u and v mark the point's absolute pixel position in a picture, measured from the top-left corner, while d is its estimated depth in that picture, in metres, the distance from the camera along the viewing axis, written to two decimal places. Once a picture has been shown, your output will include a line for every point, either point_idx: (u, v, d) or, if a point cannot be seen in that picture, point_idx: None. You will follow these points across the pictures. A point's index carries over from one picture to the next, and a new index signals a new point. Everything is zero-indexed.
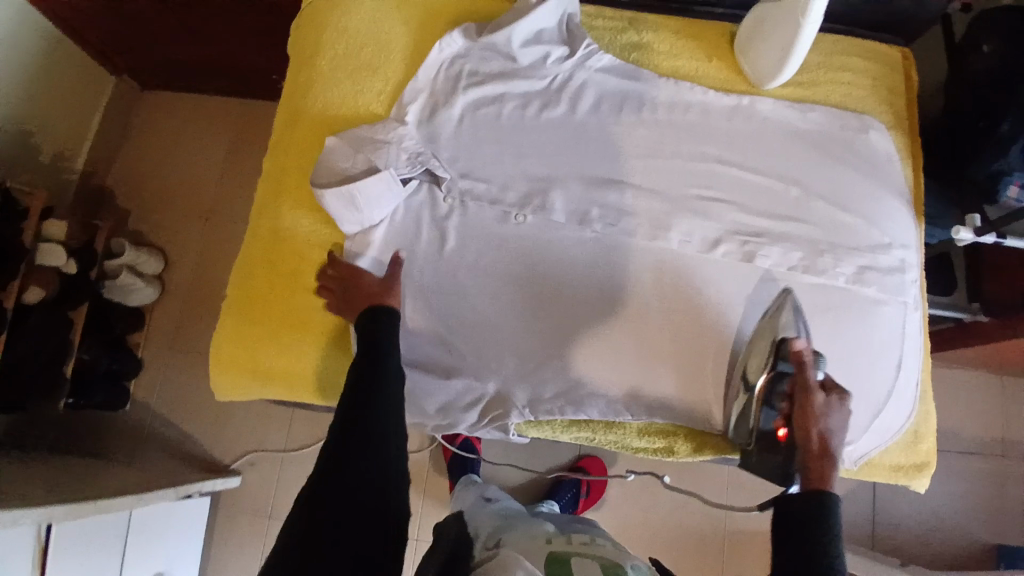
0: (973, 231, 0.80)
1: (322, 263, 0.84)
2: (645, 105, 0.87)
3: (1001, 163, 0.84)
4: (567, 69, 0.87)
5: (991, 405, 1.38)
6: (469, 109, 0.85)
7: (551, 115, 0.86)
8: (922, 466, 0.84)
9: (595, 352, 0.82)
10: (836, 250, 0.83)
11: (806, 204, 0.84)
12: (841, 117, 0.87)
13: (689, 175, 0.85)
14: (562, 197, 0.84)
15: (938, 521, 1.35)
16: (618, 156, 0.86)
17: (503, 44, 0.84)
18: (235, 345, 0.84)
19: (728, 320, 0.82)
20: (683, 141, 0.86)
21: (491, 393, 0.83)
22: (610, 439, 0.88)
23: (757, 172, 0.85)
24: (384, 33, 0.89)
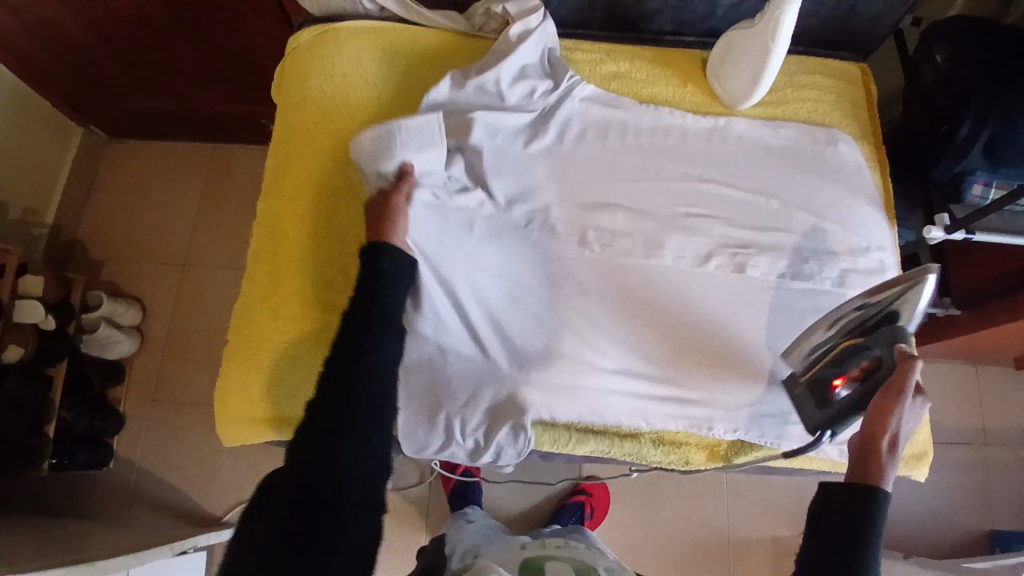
0: (943, 230, 0.87)
1: (325, 302, 0.84)
2: (628, 130, 0.91)
3: (964, 164, 0.90)
4: (551, 100, 0.90)
5: (968, 396, 1.44)
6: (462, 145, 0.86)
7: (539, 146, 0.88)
8: (920, 456, 0.88)
9: (608, 362, 0.83)
10: (820, 257, 0.88)
11: (788, 216, 0.89)
12: (812, 132, 0.92)
13: (674, 196, 0.89)
14: (560, 220, 0.87)
15: (931, 512, 1.39)
16: (608, 180, 0.89)
17: (493, 83, 0.86)
18: (238, 393, 0.82)
19: (728, 328, 0.86)
20: (666, 163, 0.90)
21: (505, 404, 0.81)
22: (625, 450, 0.86)
23: (738, 189, 0.90)
24: (371, 75, 0.92)
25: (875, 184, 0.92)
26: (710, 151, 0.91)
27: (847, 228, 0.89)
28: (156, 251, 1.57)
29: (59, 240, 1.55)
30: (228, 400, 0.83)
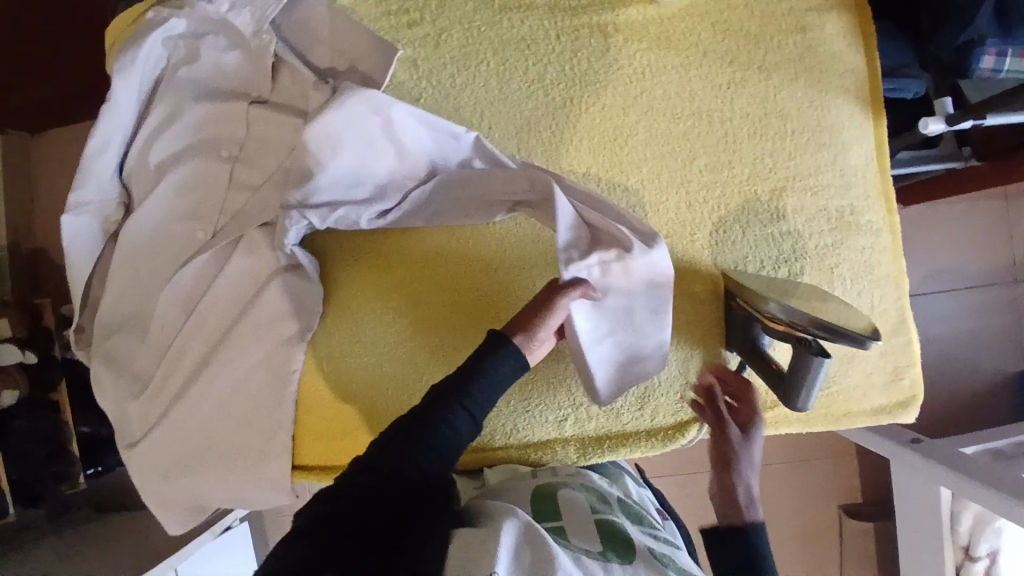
0: (943, 122, 0.73)
1: (178, 359, 0.79)
2: (529, 59, 0.74)
3: (969, 33, 0.70)
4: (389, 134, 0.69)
5: (997, 231, 1.27)
6: (161, 129, 0.78)
7: (156, 123, 0.77)
8: (905, 402, 0.75)
9: (240, 398, 0.77)
10: (793, 188, 0.73)
11: (741, 139, 0.73)
12: (774, 12, 0.72)
13: (591, 143, 0.74)
14: (278, 323, 0.77)
15: (949, 362, 1.28)
16: (493, 127, 0.75)
17: (127, 80, 0.73)
18: (305, 440, 0.80)
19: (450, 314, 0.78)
20: (580, 95, 0.74)
21: (213, 457, 0.79)
22: (515, 451, 0.77)
23: (666, 121, 0.73)
24: (179, 66, 0.76)
25: (859, 64, 0.73)
26: (628, 71, 0.73)
27: (818, 140, 0.73)
28: None
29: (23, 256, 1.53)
30: (136, 456, 0.81)
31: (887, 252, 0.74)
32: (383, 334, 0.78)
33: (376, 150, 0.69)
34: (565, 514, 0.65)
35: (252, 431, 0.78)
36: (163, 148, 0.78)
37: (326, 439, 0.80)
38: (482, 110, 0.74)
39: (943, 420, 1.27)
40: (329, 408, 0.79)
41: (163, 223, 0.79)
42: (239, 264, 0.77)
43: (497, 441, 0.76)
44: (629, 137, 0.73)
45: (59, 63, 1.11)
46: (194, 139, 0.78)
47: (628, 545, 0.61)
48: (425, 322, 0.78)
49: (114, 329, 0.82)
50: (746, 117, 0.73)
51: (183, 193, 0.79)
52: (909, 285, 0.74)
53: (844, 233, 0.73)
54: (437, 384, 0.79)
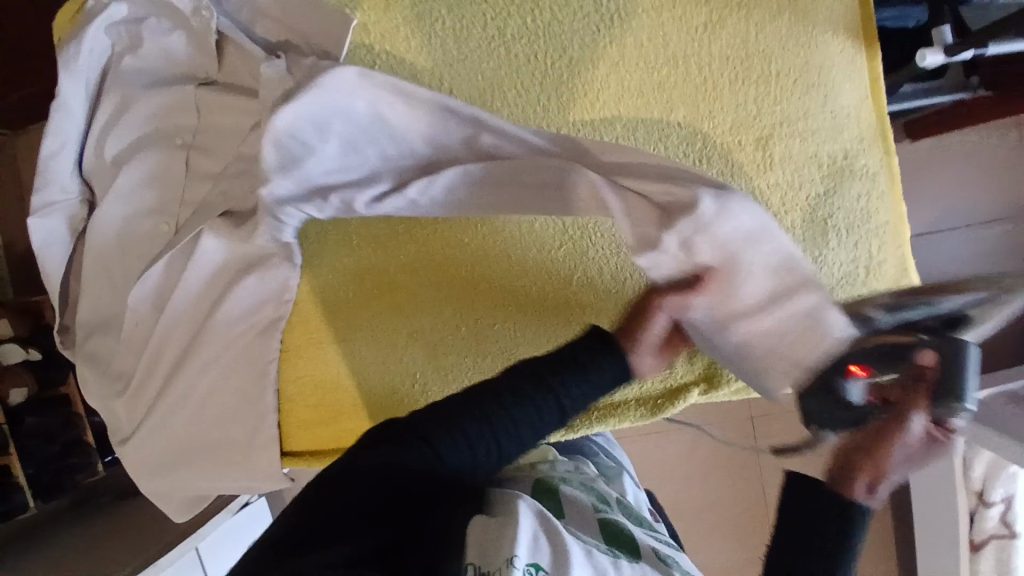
0: (942, 54, 0.67)
1: (155, 359, 0.77)
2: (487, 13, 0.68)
3: None
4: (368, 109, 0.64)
5: (1014, 161, 1.19)
6: (114, 122, 0.75)
7: (109, 117, 0.74)
8: None
9: (221, 394, 0.76)
10: (778, 136, 0.68)
11: (721, 86, 0.67)
12: None
13: (560, 102, 0.69)
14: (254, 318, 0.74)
15: None
16: (454, 93, 0.70)
17: (74, 75, 0.71)
18: (295, 427, 0.80)
19: (433, 298, 0.76)
20: (544, 50, 0.68)
21: (202, 453, 0.78)
22: None
23: (639, 72, 0.67)
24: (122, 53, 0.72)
25: None
26: (594, 18, 0.67)
27: (804, 82, 0.67)
28: None
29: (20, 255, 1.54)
30: (128, 455, 0.81)
31: (882, 197, 0.70)
32: (361, 317, 0.76)
33: (353, 129, 0.65)
34: (570, 513, 0.66)
35: (238, 424, 0.77)
36: (119, 143, 0.75)
37: (315, 423, 0.80)
38: (441, 73, 0.70)
39: None
40: (316, 393, 0.78)
41: (126, 220, 0.76)
42: (200, 262, 0.72)
43: None
44: (599, 93, 0.68)
45: (20, 56, 1.07)
46: (147, 129, 0.75)
47: (633, 546, 0.61)
48: (406, 307, 0.76)
49: (94, 329, 0.81)
50: (725, 61, 0.67)
51: (144, 188, 0.76)
52: (909, 230, 0.71)
53: (835, 180, 0.69)
54: (418, 366, 0.78)
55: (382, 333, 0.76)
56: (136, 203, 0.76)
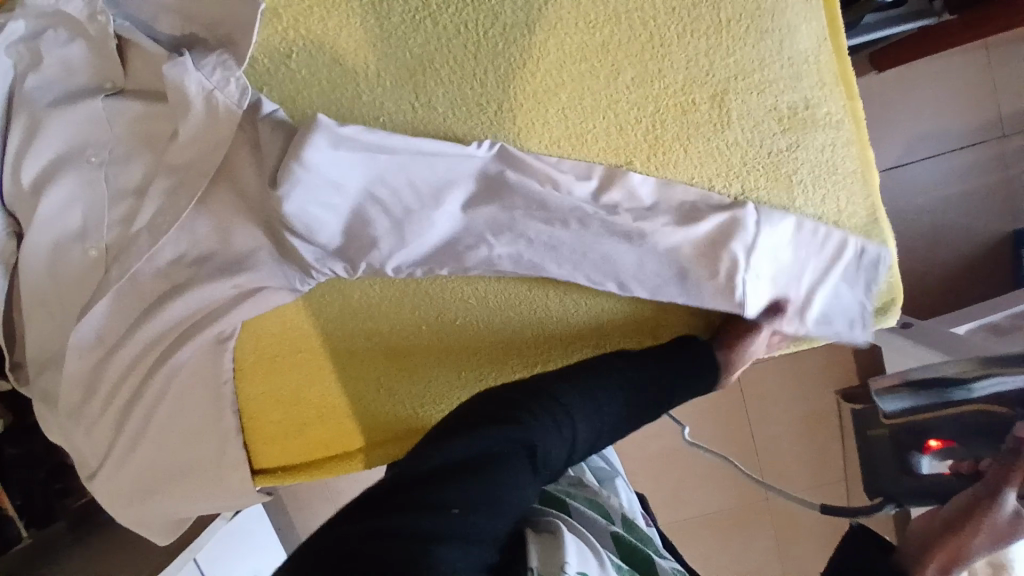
0: None
1: (105, 398, 0.72)
2: None
3: None
4: (337, 163, 0.60)
5: (982, 83, 1.16)
6: (24, 145, 0.69)
7: (19, 139, 0.69)
8: (888, 307, 0.75)
9: (187, 419, 0.73)
10: (737, 89, 0.63)
11: (670, 40, 0.62)
12: None
13: (499, 75, 0.63)
14: (201, 339, 0.69)
15: (944, 233, 1.20)
16: (385, 77, 0.64)
17: None
18: (277, 445, 0.78)
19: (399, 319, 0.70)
20: (476, 20, 0.62)
21: (176, 479, 0.76)
22: None
23: (579, 34, 0.62)
24: (28, 69, 0.68)
25: None
26: None
27: (760, 27, 0.61)
28: None
29: None
30: (100, 490, 0.78)
31: (848, 146, 0.67)
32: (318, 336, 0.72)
33: (325, 184, 0.60)
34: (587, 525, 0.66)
35: (208, 444, 0.74)
36: (33, 168, 0.69)
37: (297, 439, 0.78)
38: (367, 57, 0.64)
39: (941, 293, 1.21)
40: (292, 410, 0.76)
41: (53, 250, 0.70)
42: (135, 286, 0.67)
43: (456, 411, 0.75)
44: (538, 61, 0.63)
45: None
46: (59, 149, 0.68)
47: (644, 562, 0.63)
48: (374, 328, 0.71)
49: (44, 365, 0.77)
50: (672, 12, 0.61)
51: (63, 215, 0.69)
52: (877, 175, 0.69)
53: (798, 130, 0.65)
54: (381, 374, 0.73)
55: (342, 351, 0.72)
56: (57, 231, 0.70)
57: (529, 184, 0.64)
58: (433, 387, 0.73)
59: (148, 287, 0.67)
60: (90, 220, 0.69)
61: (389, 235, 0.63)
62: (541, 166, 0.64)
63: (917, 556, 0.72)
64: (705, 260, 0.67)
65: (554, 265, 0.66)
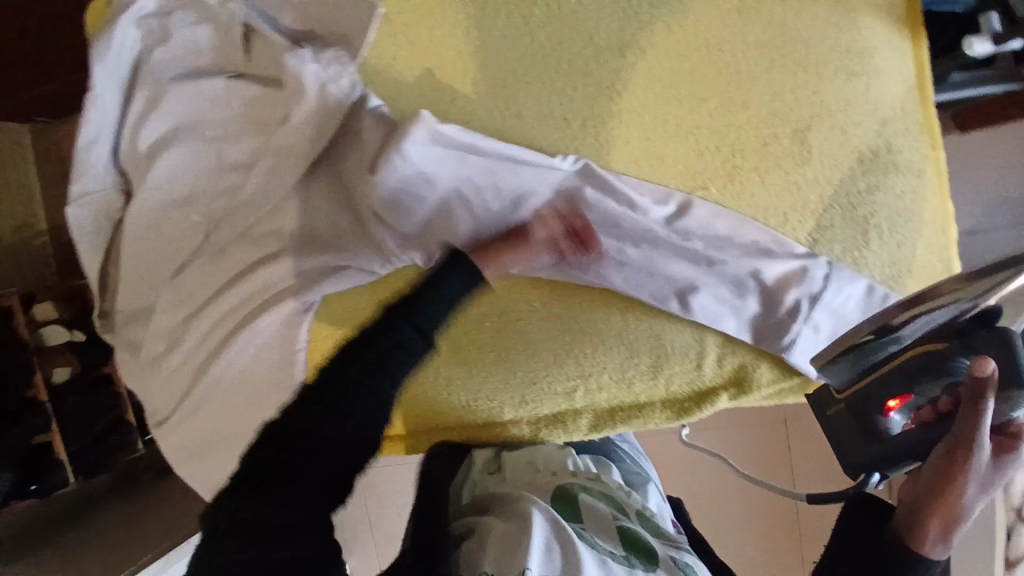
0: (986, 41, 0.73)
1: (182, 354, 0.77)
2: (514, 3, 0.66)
3: None
4: (432, 158, 0.66)
5: None
6: (143, 114, 0.75)
7: (138, 108, 0.75)
8: None
9: (250, 385, 0.77)
10: (821, 127, 0.65)
11: (756, 75, 0.65)
12: None
13: (589, 93, 0.66)
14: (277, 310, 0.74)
15: None
16: (480, 85, 0.68)
17: (111, 68, 0.73)
18: None
19: (459, 312, 0.72)
20: (573, 41, 0.66)
21: (231, 440, 0.80)
22: (522, 418, 0.75)
23: (669, 62, 0.65)
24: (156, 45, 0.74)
25: None
26: (619, 5, 0.65)
27: (848, 71, 0.65)
28: None
29: None
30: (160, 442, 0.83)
31: (927, 195, 0.68)
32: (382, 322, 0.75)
33: (417, 175, 0.66)
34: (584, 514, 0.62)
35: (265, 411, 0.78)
36: (145, 136, 0.75)
37: None
38: (465, 65, 0.68)
39: None
40: None
41: (154, 212, 0.76)
42: (230, 253, 0.73)
43: (500, 414, 0.75)
44: (627, 83, 0.66)
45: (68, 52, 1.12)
46: (175, 120, 0.74)
47: (646, 546, 0.57)
48: None
49: (129, 319, 0.83)
50: (761, 48, 0.64)
51: (166, 181, 0.75)
52: (956, 228, 0.69)
53: (876, 174, 0.67)
54: (434, 363, 0.74)
55: (396, 339, 0.74)
56: (158, 195, 0.75)
57: (606, 201, 0.66)
58: (482, 387, 0.74)
59: (240, 255, 0.73)
60: (194, 188, 0.75)
61: (468, 230, 0.69)
62: (620, 184, 0.66)
63: (908, 517, 0.56)
64: (769, 294, 0.69)
65: (621, 280, 0.68)
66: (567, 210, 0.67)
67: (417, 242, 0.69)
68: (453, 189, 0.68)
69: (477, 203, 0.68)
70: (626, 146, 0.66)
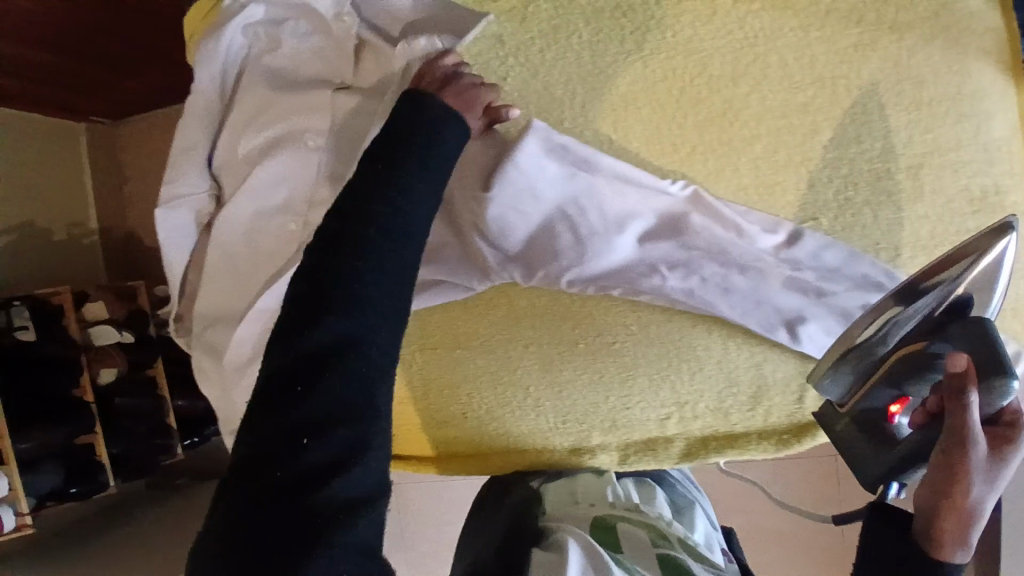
0: None
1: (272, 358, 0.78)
2: (629, 27, 0.66)
3: None
4: (545, 175, 0.65)
5: None
6: (242, 120, 0.76)
7: (238, 113, 0.76)
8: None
9: None
10: (934, 163, 0.66)
11: (869, 111, 0.65)
12: None
13: (699, 121, 0.66)
14: None
15: None
16: (591, 107, 0.68)
17: (215, 75, 0.74)
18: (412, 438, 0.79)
19: (559, 333, 0.72)
20: (687, 69, 0.66)
21: None
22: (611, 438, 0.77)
23: (783, 95, 0.65)
24: (260, 53, 0.75)
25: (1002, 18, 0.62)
26: (737, 36, 0.64)
27: (963, 112, 0.64)
28: None
29: (116, 239, 1.61)
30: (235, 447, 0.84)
31: None
32: (473, 339, 0.74)
33: (529, 191, 0.65)
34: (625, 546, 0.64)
35: None
36: (246, 142, 0.77)
37: (430, 437, 0.79)
38: (574, 88, 0.68)
39: None
40: (433, 409, 0.77)
41: (252, 218, 0.78)
42: None
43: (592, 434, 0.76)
44: (739, 112, 0.66)
45: None
46: (277, 129, 0.76)
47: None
48: (530, 339, 0.73)
49: (212, 322, 0.84)
50: (876, 85, 0.64)
51: (266, 187, 0.77)
52: None
53: (987, 214, 0.66)
54: (529, 382, 0.74)
55: (488, 358, 0.74)
56: (258, 200, 0.78)
57: (716, 228, 0.66)
58: (574, 408, 0.74)
59: None
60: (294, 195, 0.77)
61: (576, 251, 0.67)
62: (732, 212, 0.66)
63: (930, 519, 0.59)
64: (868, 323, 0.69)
65: (726, 305, 0.69)
66: (675, 235, 0.67)
67: (523, 259, 0.68)
68: (562, 207, 0.67)
69: (587, 223, 0.67)
70: (734, 177, 0.67)
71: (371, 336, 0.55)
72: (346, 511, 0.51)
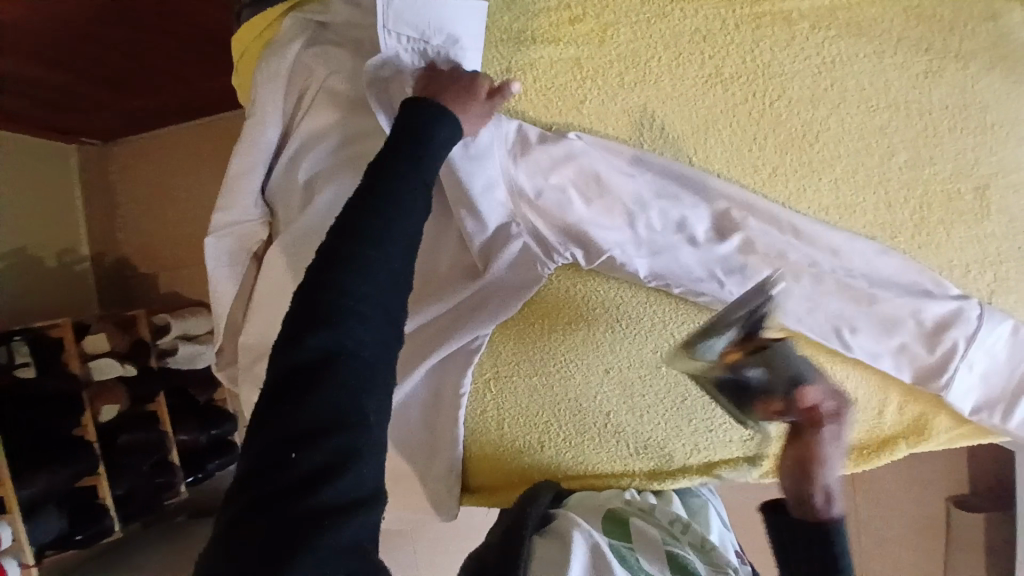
0: None
1: None
2: (708, 52, 0.66)
3: None
4: (631, 195, 0.69)
5: None
6: (304, 145, 0.74)
7: (298, 139, 0.73)
8: None
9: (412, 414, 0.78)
10: (1002, 185, 0.67)
11: (940, 134, 0.66)
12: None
13: (776, 142, 0.68)
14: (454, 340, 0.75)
15: None
16: (670, 130, 0.69)
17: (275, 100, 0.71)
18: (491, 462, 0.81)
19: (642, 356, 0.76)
20: (766, 92, 0.67)
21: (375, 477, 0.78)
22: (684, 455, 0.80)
23: (859, 116, 0.67)
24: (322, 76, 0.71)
25: None
26: (816, 61, 0.65)
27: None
28: (194, 248, 1.48)
29: (108, 266, 1.52)
30: None
31: None
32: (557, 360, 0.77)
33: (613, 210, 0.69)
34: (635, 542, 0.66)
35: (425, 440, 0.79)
36: (307, 167, 0.75)
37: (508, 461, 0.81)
38: (654, 112, 0.68)
39: None
40: (513, 428, 0.79)
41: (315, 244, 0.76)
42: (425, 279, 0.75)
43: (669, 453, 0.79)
44: (818, 134, 0.67)
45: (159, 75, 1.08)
46: (344, 152, 0.74)
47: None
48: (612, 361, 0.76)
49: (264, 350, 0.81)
50: (947, 110, 0.66)
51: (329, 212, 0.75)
52: None
53: None
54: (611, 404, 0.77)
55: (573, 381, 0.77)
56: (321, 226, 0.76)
57: (798, 251, 0.69)
58: (655, 428, 0.78)
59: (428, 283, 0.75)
60: None
61: (661, 269, 0.71)
62: (816, 233, 0.69)
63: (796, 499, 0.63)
64: (927, 336, 0.71)
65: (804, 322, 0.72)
66: (755, 256, 0.70)
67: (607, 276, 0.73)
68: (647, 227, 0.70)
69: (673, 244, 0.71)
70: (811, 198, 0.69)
71: (362, 346, 0.52)
72: (342, 512, 0.48)
